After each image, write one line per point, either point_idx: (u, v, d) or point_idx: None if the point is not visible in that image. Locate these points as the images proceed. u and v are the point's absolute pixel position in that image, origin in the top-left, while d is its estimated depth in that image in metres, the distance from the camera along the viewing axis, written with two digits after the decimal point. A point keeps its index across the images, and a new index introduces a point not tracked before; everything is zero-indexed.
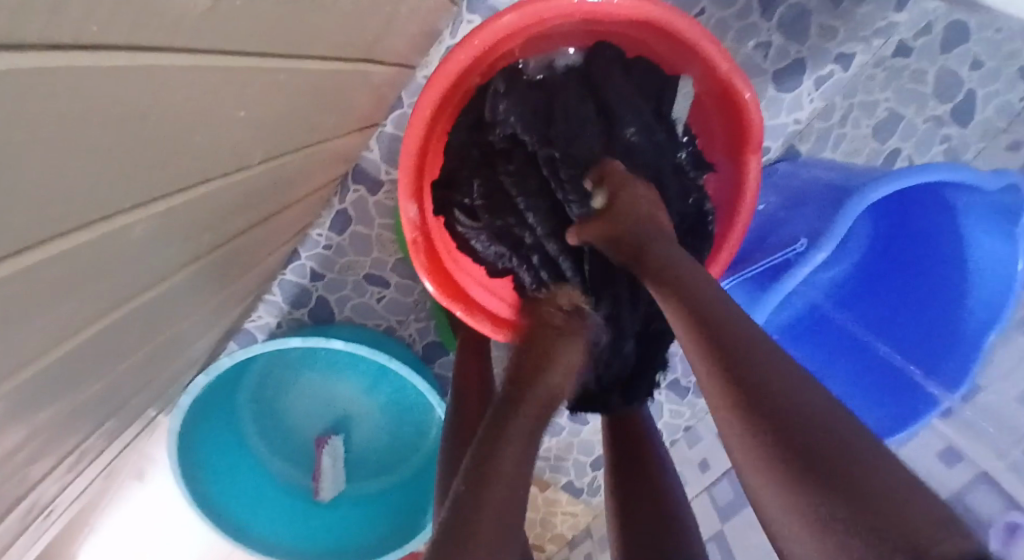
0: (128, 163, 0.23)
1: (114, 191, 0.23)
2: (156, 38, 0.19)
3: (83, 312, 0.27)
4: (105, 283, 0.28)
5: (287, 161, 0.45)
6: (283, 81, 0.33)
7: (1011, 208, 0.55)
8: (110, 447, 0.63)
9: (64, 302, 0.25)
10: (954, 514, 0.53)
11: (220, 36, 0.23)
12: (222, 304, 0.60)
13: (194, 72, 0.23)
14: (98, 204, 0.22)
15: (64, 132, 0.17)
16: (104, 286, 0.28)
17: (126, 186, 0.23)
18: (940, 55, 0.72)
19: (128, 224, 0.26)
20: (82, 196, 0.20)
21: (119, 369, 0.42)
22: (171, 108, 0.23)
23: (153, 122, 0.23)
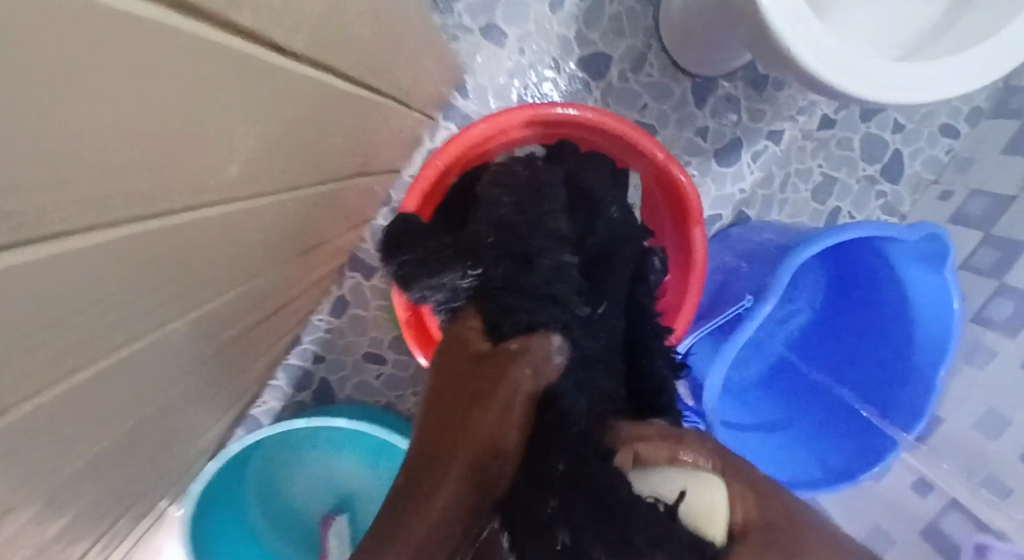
0: (159, 286, 0.29)
1: (144, 308, 0.29)
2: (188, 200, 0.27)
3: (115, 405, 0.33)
4: (131, 379, 0.34)
5: (292, 263, 0.53)
6: (291, 204, 0.42)
7: (936, 254, 0.64)
8: (124, 537, 0.66)
9: (99, 396, 0.31)
10: (936, 544, 0.57)
11: (240, 187, 0.31)
12: (234, 390, 0.66)
13: (215, 218, 0.31)
14: (132, 319, 0.29)
15: (108, 272, 0.24)
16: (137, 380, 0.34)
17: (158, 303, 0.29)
18: (862, 124, 0.86)
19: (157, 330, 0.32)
20: (118, 309, 0.26)
21: (146, 454, 0.47)
22: (197, 245, 0.31)
23: (183, 256, 0.30)
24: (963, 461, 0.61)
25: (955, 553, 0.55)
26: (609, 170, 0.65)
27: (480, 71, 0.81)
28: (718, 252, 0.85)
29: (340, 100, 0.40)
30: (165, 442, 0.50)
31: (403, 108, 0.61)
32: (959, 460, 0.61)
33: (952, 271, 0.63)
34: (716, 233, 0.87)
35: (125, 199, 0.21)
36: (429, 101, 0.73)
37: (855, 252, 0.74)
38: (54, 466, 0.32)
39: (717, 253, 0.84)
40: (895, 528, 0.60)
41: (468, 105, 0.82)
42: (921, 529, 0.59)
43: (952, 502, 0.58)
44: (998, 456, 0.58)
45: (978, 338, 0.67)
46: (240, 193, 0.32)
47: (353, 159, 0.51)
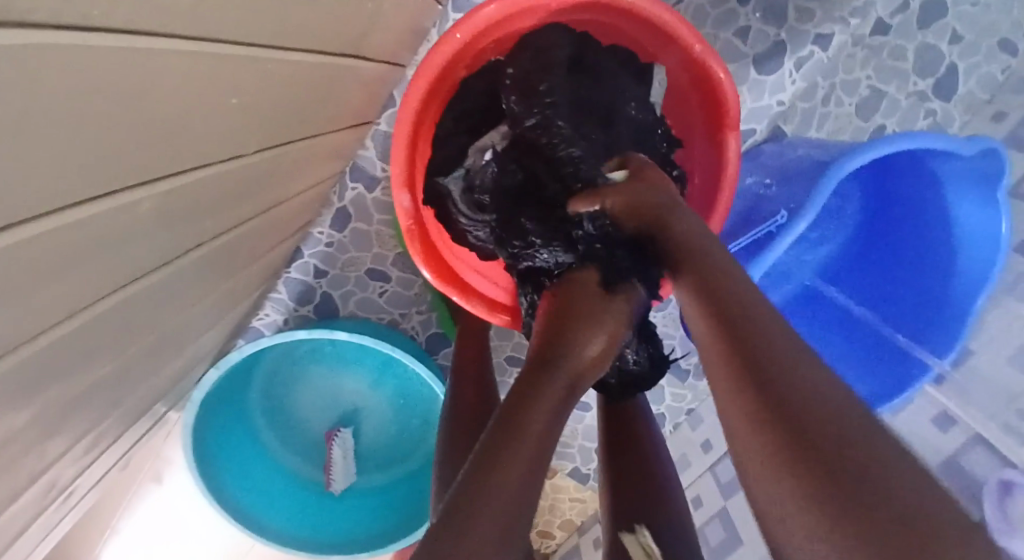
0: (131, 137, 0.25)
1: (119, 162, 0.25)
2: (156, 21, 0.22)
3: (99, 274, 0.30)
4: (114, 260, 0.31)
5: (282, 153, 0.48)
6: (271, 72, 0.36)
7: (991, 171, 0.57)
8: (123, 436, 0.66)
9: (80, 268, 0.27)
10: (954, 477, 0.55)
11: (212, 24, 0.26)
12: (228, 295, 0.63)
13: (187, 56, 0.26)
14: (107, 177, 0.25)
15: (84, 103, 0.20)
16: (117, 251, 0.30)
17: (119, 160, 0.25)
18: (918, 32, 0.76)
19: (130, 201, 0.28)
20: (87, 155, 0.23)
21: (132, 349, 0.45)
22: (165, 90, 0.26)
23: (151, 104, 0.25)
24: (988, 395, 0.56)
25: (977, 489, 0.53)
26: (629, 68, 0.64)
27: None
28: (747, 172, 0.80)
29: None
30: (152, 338, 0.48)
31: None
32: (987, 388, 0.57)
33: (1006, 194, 0.56)
34: (746, 150, 0.82)
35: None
36: None
37: (901, 173, 0.67)
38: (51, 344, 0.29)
39: (747, 173, 0.79)
40: (914, 462, 0.60)
41: None
42: (942, 462, 0.57)
43: (976, 437, 0.55)
44: None
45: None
46: (215, 35, 0.27)
47: (345, 32, 0.45)
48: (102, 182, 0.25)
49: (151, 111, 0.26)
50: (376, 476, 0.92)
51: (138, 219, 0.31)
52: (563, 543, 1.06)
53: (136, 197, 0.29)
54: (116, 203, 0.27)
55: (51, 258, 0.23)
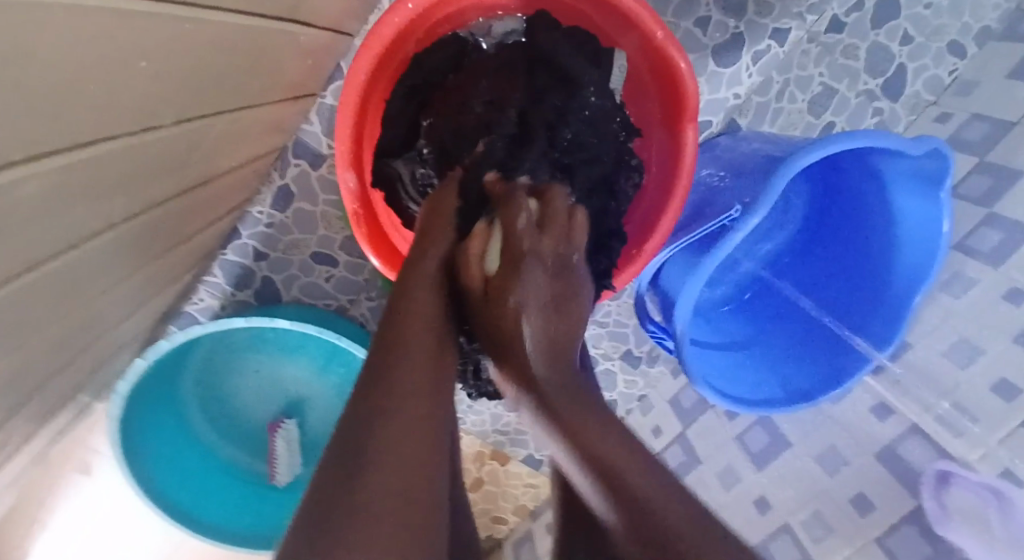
0: (30, 113, 0.22)
1: (15, 143, 0.22)
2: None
3: None
4: (5, 250, 0.27)
5: (204, 128, 0.43)
6: (192, 34, 0.32)
7: (936, 173, 0.58)
8: (36, 432, 0.60)
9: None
10: (890, 466, 0.59)
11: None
12: (154, 278, 0.58)
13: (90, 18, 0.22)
14: (5, 158, 0.21)
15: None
16: (3, 240, 0.26)
17: (13, 138, 0.21)
18: (871, 31, 0.77)
19: (21, 185, 0.24)
20: None
21: (35, 342, 0.40)
22: (68, 52, 0.22)
23: (46, 75, 0.21)
24: (926, 388, 0.59)
25: (914, 478, 0.56)
26: (588, 50, 0.61)
27: None
28: (704, 164, 0.80)
29: None
30: (60, 329, 0.43)
31: None
32: (925, 384, 0.60)
33: (949, 194, 0.58)
34: (702, 142, 0.82)
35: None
36: None
37: (852, 170, 0.69)
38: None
39: (703, 164, 0.79)
40: (849, 451, 0.64)
41: None
42: (878, 452, 0.61)
43: (912, 428, 0.58)
44: (966, 381, 0.56)
45: (960, 268, 0.63)
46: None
47: None
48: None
49: (49, 78, 0.22)
50: None
51: (29, 201, 0.26)
52: (515, 529, 1.06)
53: (26, 176, 0.24)
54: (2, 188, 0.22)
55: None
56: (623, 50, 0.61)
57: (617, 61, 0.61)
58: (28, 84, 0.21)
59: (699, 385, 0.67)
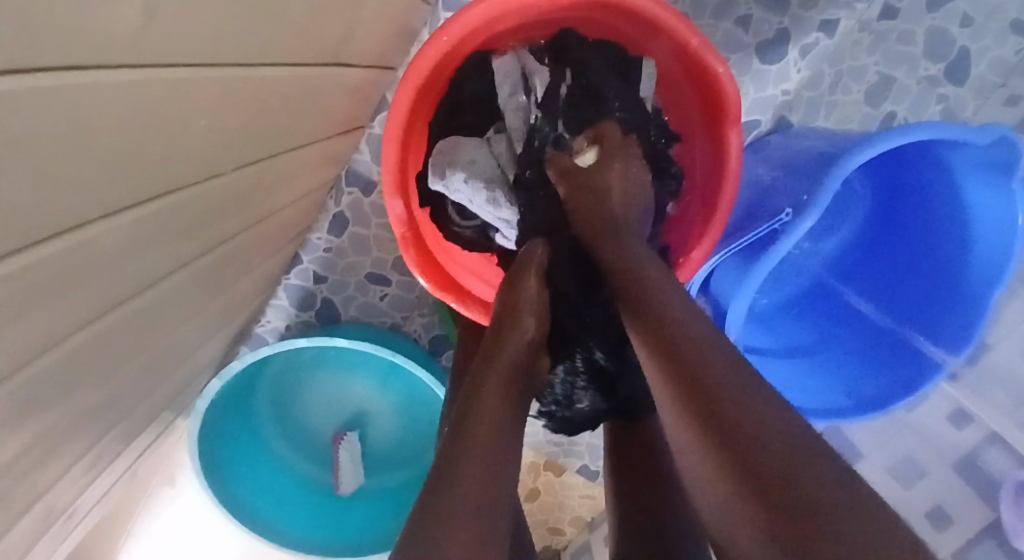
0: (100, 171, 0.25)
1: (86, 195, 0.25)
2: (101, 51, 0.20)
3: (64, 312, 0.29)
4: (91, 290, 0.31)
5: (263, 169, 0.47)
6: (243, 89, 0.35)
7: (1005, 161, 0.54)
8: (128, 450, 0.67)
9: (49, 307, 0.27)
10: (969, 477, 0.56)
11: (174, 46, 0.25)
12: (223, 308, 0.64)
13: (144, 86, 0.25)
14: (77, 212, 0.24)
15: (35, 155, 0.19)
16: (87, 284, 0.30)
17: (90, 196, 0.25)
18: (927, 15, 0.73)
19: (93, 236, 0.27)
20: (53, 197, 0.22)
21: (124, 370, 0.45)
22: (131, 117, 0.25)
23: (108, 133, 0.24)
24: (993, 384, 0.57)
25: (994, 487, 0.54)
26: (617, 64, 0.62)
27: None
28: (752, 166, 0.78)
29: None
30: (145, 353, 0.48)
31: None
32: (1003, 388, 0.56)
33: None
34: (749, 145, 0.80)
35: (48, 44, 0.16)
36: None
37: (914, 161, 0.65)
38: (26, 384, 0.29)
39: (751, 166, 0.77)
40: (926, 460, 0.60)
41: None
42: (956, 461, 0.58)
43: (992, 436, 0.56)
44: None
45: None
46: (185, 63, 0.27)
47: (323, 42, 0.44)
48: (71, 217, 0.24)
49: (124, 143, 0.25)
50: (383, 478, 0.92)
51: (109, 247, 0.30)
52: (574, 540, 1.05)
53: (101, 230, 0.27)
54: (78, 241, 0.26)
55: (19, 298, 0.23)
56: (651, 57, 0.62)
57: (646, 69, 0.62)
58: (99, 154, 0.24)
59: None
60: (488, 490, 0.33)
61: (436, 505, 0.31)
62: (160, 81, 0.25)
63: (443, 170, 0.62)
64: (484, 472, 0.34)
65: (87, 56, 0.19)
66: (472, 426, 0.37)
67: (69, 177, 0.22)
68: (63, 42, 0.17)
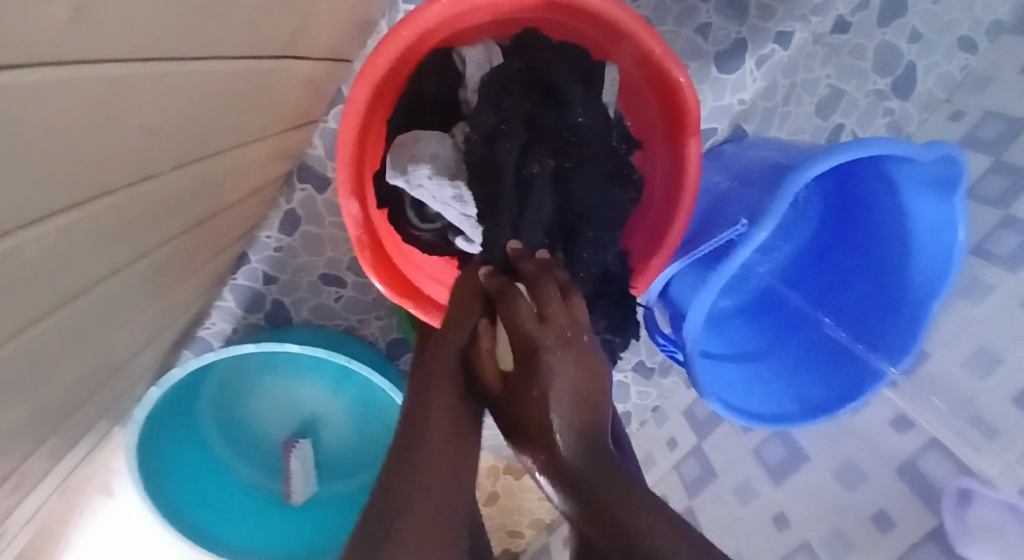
0: (27, 177, 0.22)
1: (15, 205, 0.22)
2: (32, 48, 0.18)
3: None
4: (15, 305, 0.27)
5: (208, 167, 0.43)
6: (189, 83, 0.32)
7: (946, 178, 0.57)
8: (57, 465, 0.61)
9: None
10: (909, 479, 0.55)
11: (115, 39, 0.22)
12: (165, 311, 0.59)
13: (83, 83, 0.22)
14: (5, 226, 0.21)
15: None
16: (7, 302, 0.26)
17: (11, 208, 0.22)
18: (878, 30, 0.76)
19: (17, 250, 0.24)
20: None
21: (51, 386, 0.41)
22: (61, 118, 0.22)
23: (41, 136, 0.21)
24: (936, 394, 0.58)
25: (933, 491, 0.52)
26: (582, 69, 0.60)
27: None
28: (710, 171, 0.79)
29: None
30: (75, 368, 0.44)
31: None
32: (944, 397, 0.57)
33: (963, 200, 0.56)
34: (708, 151, 0.81)
35: None
36: None
37: (863, 173, 0.67)
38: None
39: (710, 172, 0.78)
40: (868, 464, 0.60)
41: None
42: (898, 466, 0.57)
43: (933, 441, 0.54)
44: (987, 391, 0.53)
45: (977, 272, 0.61)
46: (126, 58, 0.24)
47: (275, 33, 0.41)
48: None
49: (54, 146, 0.23)
50: (337, 485, 0.89)
51: (34, 260, 0.27)
52: (532, 542, 1.06)
53: (24, 244, 0.24)
54: (1, 256, 0.23)
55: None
56: (615, 63, 0.62)
57: (608, 75, 0.61)
58: (26, 159, 0.21)
59: (709, 399, 0.67)
60: (446, 510, 0.33)
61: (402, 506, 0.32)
62: (95, 77, 0.23)
63: (405, 166, 0.58)
64: (441, 476, 0.35)
65: (12, 51, 0.17)
66: (426, 430, 0.38)
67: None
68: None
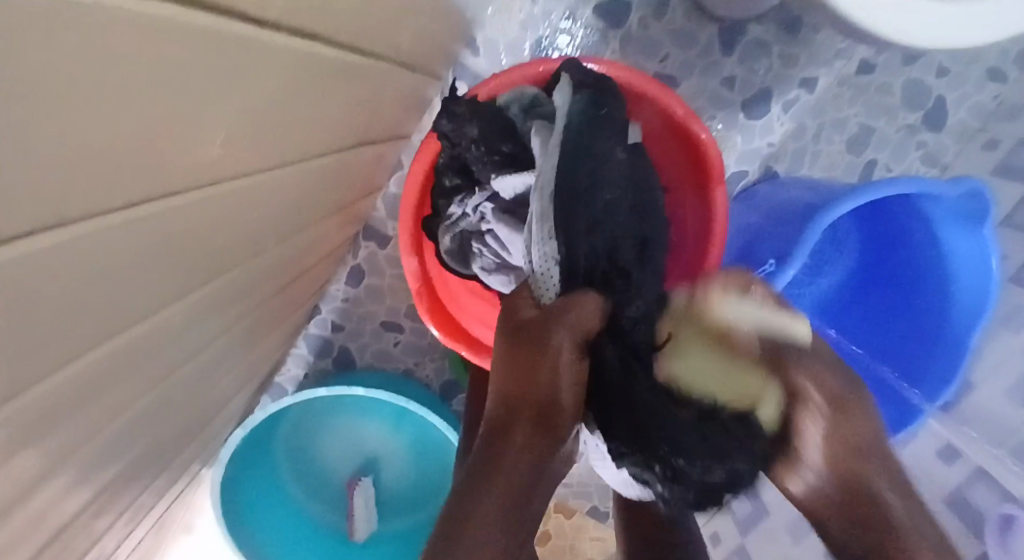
0: (168, 266, 0.29)
1: (157, 288, 0.30)
2: (180, 180, 0.25)
3: (128, 384, 0.33)
4: (148, 364, 0.35)
5: (295, 240, 0.52)
6: (289, 180, 0.40)
7: (976, 211, 0.59)
8: (160, 500, 0.69)
9: (112, 385, 0.31)
10: (961, 513, 0.53)
11: (239, 163, 0.30)
12: (253, 360, 0.68)
13: (214, 199, 0.30)
14: (138, 310, 0.29)
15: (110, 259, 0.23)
16: (147, 359, 0.34)
17: (152, 289, 0.29)
18: (903, 68, 0.78)
19: (157, 318, 0.32)
20: (123, 288, 0.26)
21: (168, 425, 0.49)
22: (197, 224, 0.30)
23: (181, 238, 0.29)
24: (982, 422, 0.58)
25: (981, 522, 0.52)
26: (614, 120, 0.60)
27: (490, 25, 0.79)
28: (743, 214, 0.81)
29: (340, 68, 0.38)
30: (188, 410, 0.52)
31: (405, 72, 0.57)
32: (989, 424, 0.57)
33: (993, 230, 0.58)
34: (739, 194, 0.84)
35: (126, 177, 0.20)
36: (436, 58, 0.69)
37: (893, 207, 0.70)
38: (86, 450, 0.33)
39: (743, 215, 0.81)
40: (916, 494, 0.58)
41: (477, 63, 0.81)
42: (947, 496, 0.55)
43: (980, 472, 0.54)
44: None
45: (1017, 302, 0.61)
46: (246, 175, 0.32)
47: (352, 130, 0.49)
48: (137, 309, 0.28)
49: (189, 245, 0.31)
50: (398, 520, 0.94)
51: (170, 325, 0.34)
52: None
53: (160, 316, 0.32)
54: (144, 326, 0.31)
55: (84, 384, 0.27)
56: (643, 118, 0.65)
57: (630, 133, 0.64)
58: (169, 254, 0.29)
59: None
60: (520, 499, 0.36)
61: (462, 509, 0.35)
62: (222, 191, 0.31)
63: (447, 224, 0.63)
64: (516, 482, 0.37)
65: (165, 184, 0.24)
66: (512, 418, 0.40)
67: (144, 276, 0.27)
68: (148, 180, 0.22)
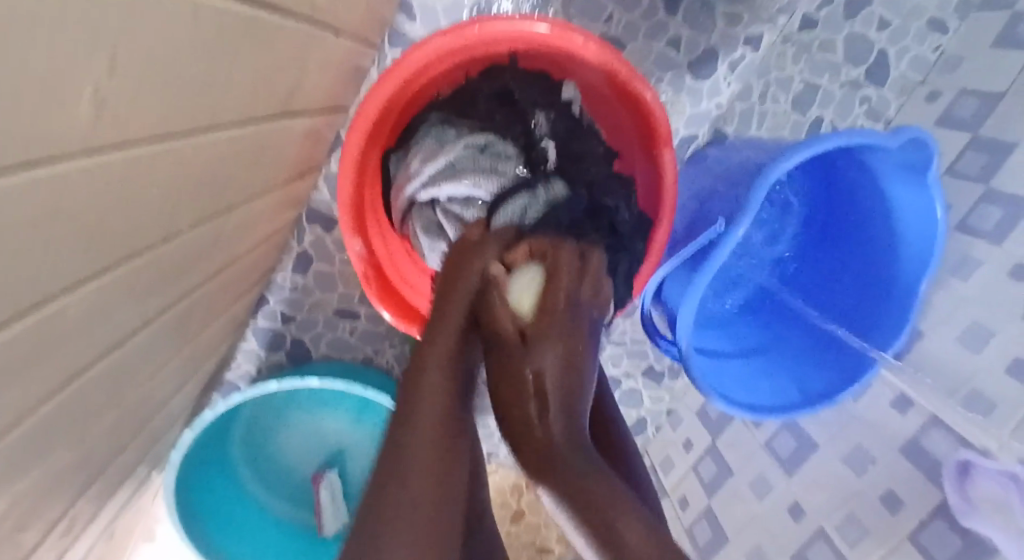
0: (59, 249, 0.26)
1: (46, 281, 0.26)
2: (57, 150, 0.22)
3: (22, 388, 0.30)
4: (49, 364, 0.32)
5: (221, 223, 0.48)
6: (197, 155, 0.37)
7: (919, 162, 0.59)
8: (103, 511, 0.66)
9: (6, 390, 0.28)
10: (915, 458, 0.58)
11: (124, 131, 0.26)
12: (191, 356, 0.64)
13: (105, 171, 0.27)
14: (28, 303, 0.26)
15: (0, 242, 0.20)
16: (44, 357, 0.31)
17: (41, 277, 0.26)
18: (845, 23, 0.79)
19: (55, 309, 0.29)
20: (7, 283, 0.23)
21: (91, 429, 0.45)
22: (88, 197, 0.26)
23: (62, 219, 0.25)
24: (945, 372, 0.60)
25: (936, 469, 0.56)
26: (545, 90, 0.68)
27: None
28: (697, 177, 0.80)
29: (241, 28, 0.34)
30: (114, 411, 0.48)
31: (329, 35, 0.53)
32: (944, 375, 0.60)
33: (937, 180, 0.59)
34: (691, 157, 0.84)
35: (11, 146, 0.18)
36: (366, 24, 0.65)
37: (840, 163, 0.70)
38: None
39: (696, 178, 0.80)
40: (876, 448, 0.63)
41: (416, 29, 0.77)
42: (902, 446, 0.60)
43: (934, 420, 0.58)
44: (982, 367, 0.56)
45: (966, 250, 0.63)
46: (144, 143, 0.29)
47: (271, 98, 0.45)
48: (26, 301, 0.25)
49: (83, 220, 0.27)
50: None
51: (69, 318, 0.31)
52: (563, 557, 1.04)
53: (59, 307, 0.29)
54: (43, 315, 0.28)
55: None
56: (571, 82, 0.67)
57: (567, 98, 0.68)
58: (58, 233, 0.25)
59: (711, 396, 0.68)
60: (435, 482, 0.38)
61: (376, 523, 0.35)
62: (115, 161, 0.27)
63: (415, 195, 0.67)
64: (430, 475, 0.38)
65: (45, 151, 0.20)
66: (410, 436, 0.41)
67: (23, 260, 0.23)
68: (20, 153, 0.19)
